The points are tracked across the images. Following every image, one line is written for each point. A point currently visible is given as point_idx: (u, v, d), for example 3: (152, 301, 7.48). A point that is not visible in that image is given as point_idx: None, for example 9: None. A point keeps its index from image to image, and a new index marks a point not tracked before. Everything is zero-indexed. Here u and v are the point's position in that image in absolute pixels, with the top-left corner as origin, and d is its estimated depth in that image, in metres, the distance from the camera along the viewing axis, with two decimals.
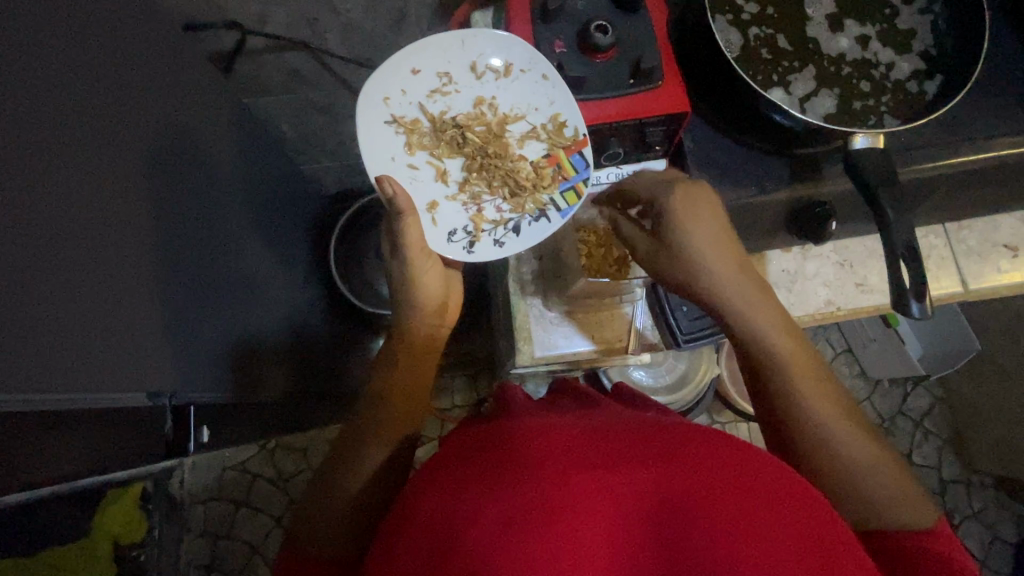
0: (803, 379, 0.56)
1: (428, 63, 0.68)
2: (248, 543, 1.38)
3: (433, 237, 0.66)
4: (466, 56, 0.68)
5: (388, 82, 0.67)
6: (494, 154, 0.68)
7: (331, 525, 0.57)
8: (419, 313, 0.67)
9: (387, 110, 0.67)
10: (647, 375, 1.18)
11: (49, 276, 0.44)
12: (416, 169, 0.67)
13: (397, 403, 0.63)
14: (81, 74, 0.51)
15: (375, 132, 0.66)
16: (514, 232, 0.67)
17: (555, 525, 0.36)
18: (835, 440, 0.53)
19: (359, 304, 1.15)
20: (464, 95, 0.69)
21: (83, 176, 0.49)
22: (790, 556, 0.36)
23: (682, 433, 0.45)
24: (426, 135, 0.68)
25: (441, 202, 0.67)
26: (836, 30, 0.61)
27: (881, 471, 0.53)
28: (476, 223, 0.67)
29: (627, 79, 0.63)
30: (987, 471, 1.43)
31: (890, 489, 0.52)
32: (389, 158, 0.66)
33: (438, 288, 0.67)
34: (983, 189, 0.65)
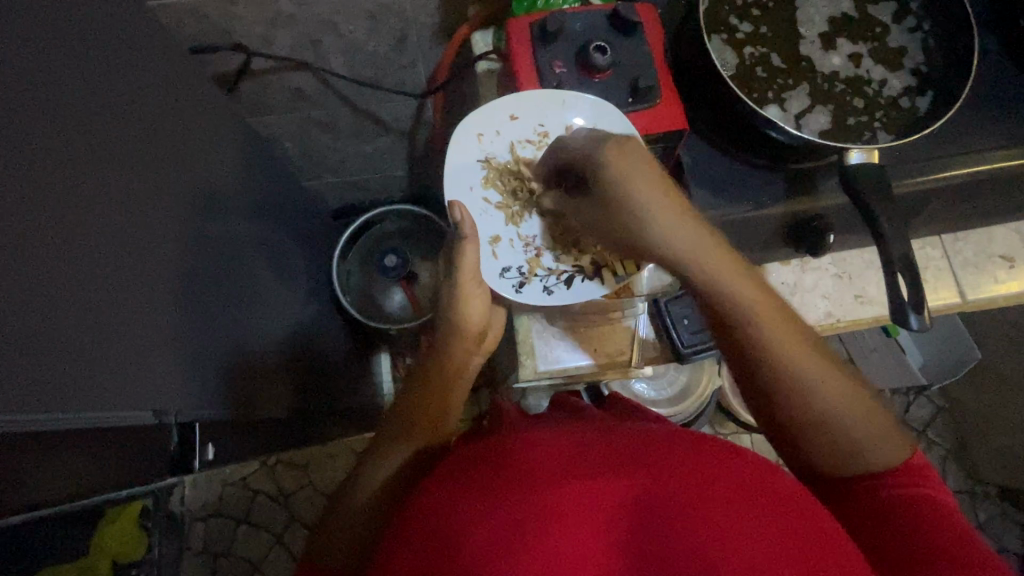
0: (778, 330, 0.52)
1: (533, 112, 0.69)
2: (248, 562, 1.37)
3: (487, 270, 0.68)
4: (566, 113, 0.68)
5: (486, 120, 0.70)
6: (565, 208, 0.70)
7: (337, 534, 0.56)
8: (457, 341, 0.67)
9: (480, 146, 0.70)
10: (648, 388, 1.18)
11: (57, 299, 0.45)
12: (488, 205, 0.70)
13: (420, 419, 0.63)
14: (87, 100, 0.52)
15: (461, 162, 0.70)
16: (566, 284, 0.68)
17: (544, 529, 0.37)
18: (808, 389, 0.51)
19: (361, 319, 1.16)
20: (556, 149, 0.71)
21: (89, 201, 0.50)
22: (778, 553, 0.37)
23: (675, 441, 0.46)
24: (508, 175, 0.71)
25: (502, 238, 0.69)
26: (829, 48, 0.62)
27: (859, 408, 0.51)
28: (531, 266, 0.68)
29: (625, 99, 0.65)
30: (991, 481, 1.43)
31: (863, 423, 0.51)
32: (468, 188, 0.70)
33: (479, 319, 0.67)
34: (977, 201, 0.66)
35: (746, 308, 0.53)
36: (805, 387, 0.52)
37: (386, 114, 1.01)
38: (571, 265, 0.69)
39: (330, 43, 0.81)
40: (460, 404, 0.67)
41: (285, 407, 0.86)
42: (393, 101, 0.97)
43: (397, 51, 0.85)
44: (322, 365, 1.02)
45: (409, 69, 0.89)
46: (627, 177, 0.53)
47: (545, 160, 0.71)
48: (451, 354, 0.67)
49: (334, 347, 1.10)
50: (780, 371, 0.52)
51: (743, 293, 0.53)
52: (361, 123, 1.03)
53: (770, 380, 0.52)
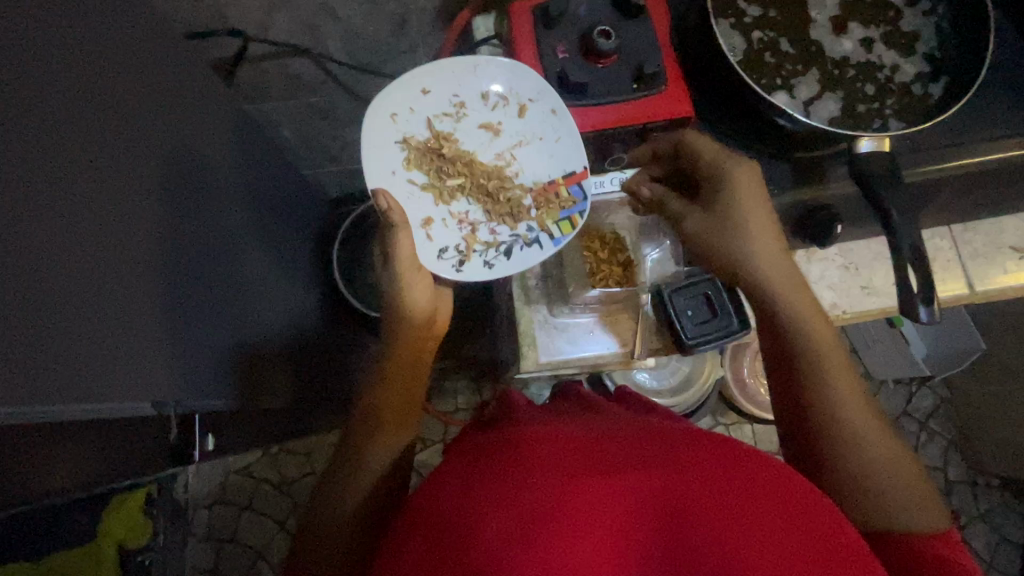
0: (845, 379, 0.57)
1: (441, 87, 0.71)
2: (252, 548, 1.38)
3: (425, 253, 0.69)
4: (476, 84, 0.71)
5: (397, 101, 0.71)
6: (492, 178, 0.72)
7: (338, 529, 0.58)
8: (403, 329, 0.63)
9: (396, 128, 0.71)
10: (650, 378, 1.17)
11: (55, 289, 0.44)
12: (415, 186, 0.71)
13: (386, 414, 0.62)
14: (81, 86, 0.51)
15: (380, 147, 0.70)
16: (504, 255, 0.69)
17: (556, 530, 0.36)
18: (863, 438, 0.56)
19: (361, 308, 1.14)
20: (473, 121, 0.73)
21: (84, 190, 0.49)
22: (791, 560, 0.36)
23: (689, 441, 0.45)
24: (430, 152, 0.71)
25: (434, 219, 0.70)
26: (840, 33, 0.61)
27: (903, 473, 0.55)
28: (468, 243, 0.70)
29: (629, 85, 0.63)
30: (993, 473, 1.42)
31: (903, 483, 0.55)
32: (391, 172, 0.70)
33: (426, 304, 0.64)
34: (988, 191, 0.65)
35: (817, 345, 0.58)
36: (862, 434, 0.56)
37: None
38: (507, 234, 0.70)
39: (329, 28, 0.80)
40: (421, 387, 0.65)
41: (285, 395, 0.86)
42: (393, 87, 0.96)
43: (396, 36, 0.83)
44: (322, 354, 1.03)
45: (408, 55, 0.88)
46: (749, 200, 0.58)
47: (465, 133, 0.73)
48: (399, 346, 0.63)
49: (331, 337, 1.09)
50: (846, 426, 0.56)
51: (834, 359, 0.58)
52: (361, 110, 1.01)
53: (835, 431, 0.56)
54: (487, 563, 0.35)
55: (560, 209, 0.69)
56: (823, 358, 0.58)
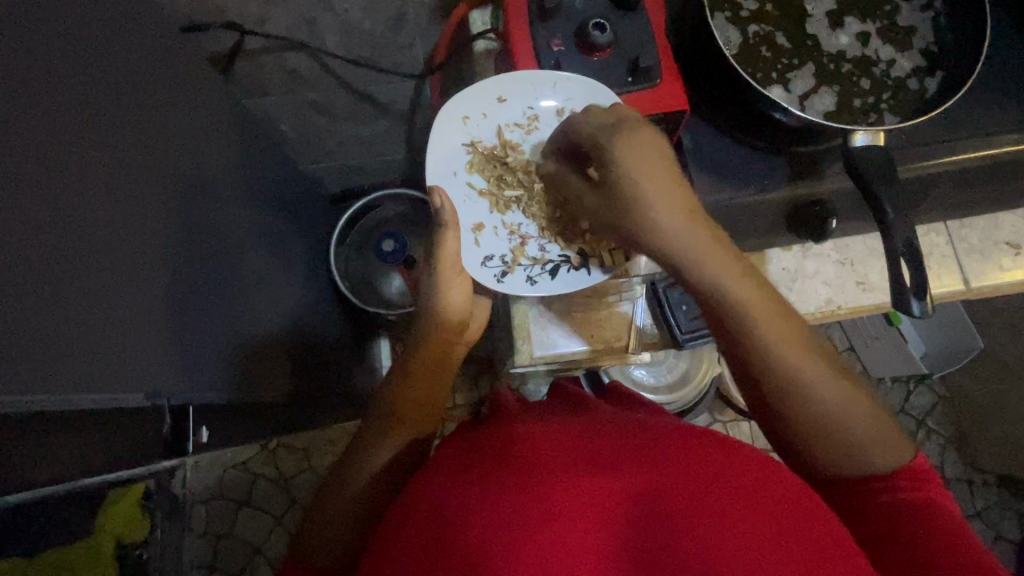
0: (777, 331, 0.51)
1: (520, 97, 0.69)
2: (250, 543, 1.38)
3: (469, 258, 0.68)
4: (553, 98, 0.68)
5: (473, 104, 0.70)
6: (550, 196, 0.70)
7: (333, 525, 0.57)
8: (438, 331, 0.65)
9: (465, 130, 0.71)
10: (647, 374, 1.17)
11: (51, 279, 0.44)
12: (473, 190, 0.70)
13: (408, 412, 0.62)
14: (78, 77, 0.51)
15: (446, 145, 0.70)
16: (550, 275, 0.68)
17: (543, 529, 0.36)
18: (810, 392, 0.50)
19: (357, 303, 1.16)
20: (543, 135, 0.71)
21: (80, 181, 0.49)
22: (777, 559, 0.36)
23: (677, 437, 0.45)
24: (494, 159, 0.71)
25: (486, 226, 0.70)
26: (836, 27, 0.61)
27: (859, 410, 0.50)
28: (514, 255, 0.69)
29: (624, 78, 0.64)
30: (989, 470, 1.43)
31: (863, 430, 0.50)
32: (451, 173, 0.70)
33: (461, 308, 0.66)
34: (984, 187, 0.65)
35: (738, 303, 0.51)
36: (807, 390, 0.50)
37: (383, 95, 0.99)
38: (557, 255, 0.69)
39: (326, 22, 0.80)
40: (442, 391, 0.65)
41: (283, 390, 0.86)
42: (391, 82, 0.95)
43: (394, 31, 0.83)
44: (319, 349, 1.03)
45: (406, 49, 0.88)
46: (640, 170, 0.52)
47: (533, 146, 0.71)
48: (426, 348, 0.64)
49: (331, 334, 1.10)
50: (788, 387, 0.50)
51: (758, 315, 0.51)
52: (359, 105, 1.01)
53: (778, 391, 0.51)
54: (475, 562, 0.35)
55: None
56: (747, 315, 0.51)
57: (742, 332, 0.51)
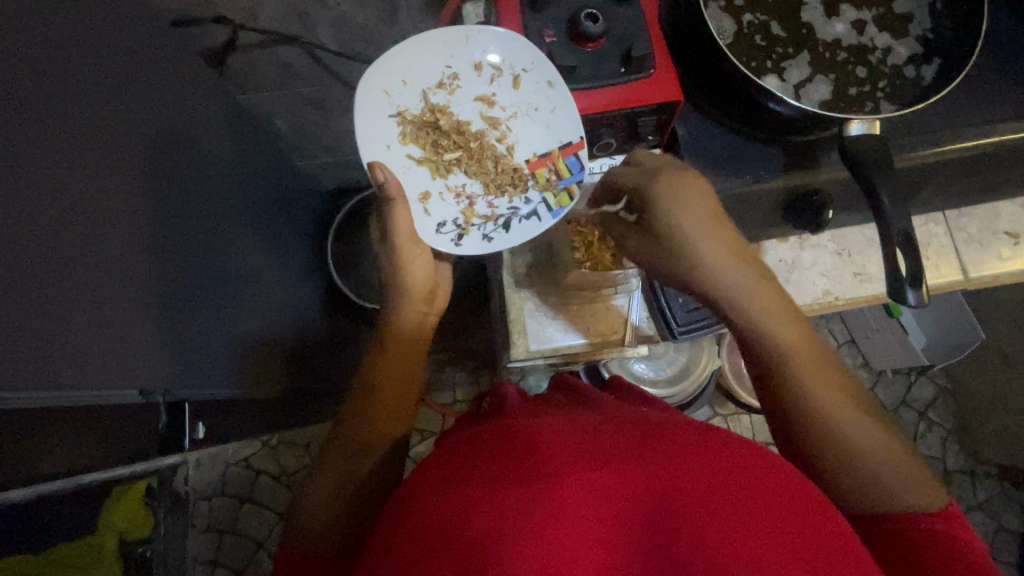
0: (818, 374, 0.54)
1: (430, 58, 0.69)
2: (253, 539, 1.39)
3: (423, 228, 0.68)
4: (469, 53, 0.69)
5: (388, 76, 0.68)
6: (487, 151, 0.71)
7: (323, 520, 0.57)
8: (407, 303, 0.66)
9: (389, 102, 0.69)
10: (647, 368, 1.17)
11: (48, 275, 0.45)
12: (411, 160, 0.69)
13: (382, 401, 0.62)
14: (71, 72, 0.51)
15: (372, 120, 0.68)
16: (504, 229, 0.68)
17: (544, 524, 0.36)
18: (854, 436, 0.52)
19: (354, 298, 1.15)
20: (467, 93, 0.71)
21: (73, 177, 0.49)
22: (780, 557, 0.36)
23: (682, 430, 0.45)
24: (426, 124, 0.70)
25: (431, 194, 0.69)
26: (832, 15, 0.60)
27: (900, 460, 0.52)
28: (467, 217, 0.69)
29: (616, 69, 0.62)
30: (992, 462, 1.42)
31: (902, 477, 0.51)
32: (385, 146, 0.68)
33: (426, 279, 0.66)
34: (983, 176, 0.64)
35: (783, 340, 0.55)
36: (852, 435, 0.52)
37: None
38: (506, 208, 0.70)
39: (320, 16, 0.79)
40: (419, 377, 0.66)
41: (281, 386, 0.86)
42: None
43: (387, 23, 0.82)
44: (319, 345, 1.03)
45: (400, 43, 0.87)
46: (683, 209, 0.56)
47: (460, 105, 0.71)
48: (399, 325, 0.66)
49: (328, 331, 1.10)
50: (834, 429, 0.53)
51: (797, 358, 0.55)
52: (354, 100, 1.01)
53: (817, 435, 0.53)
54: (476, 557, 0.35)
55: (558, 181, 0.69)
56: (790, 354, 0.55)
57: (787, 374, 0.55)
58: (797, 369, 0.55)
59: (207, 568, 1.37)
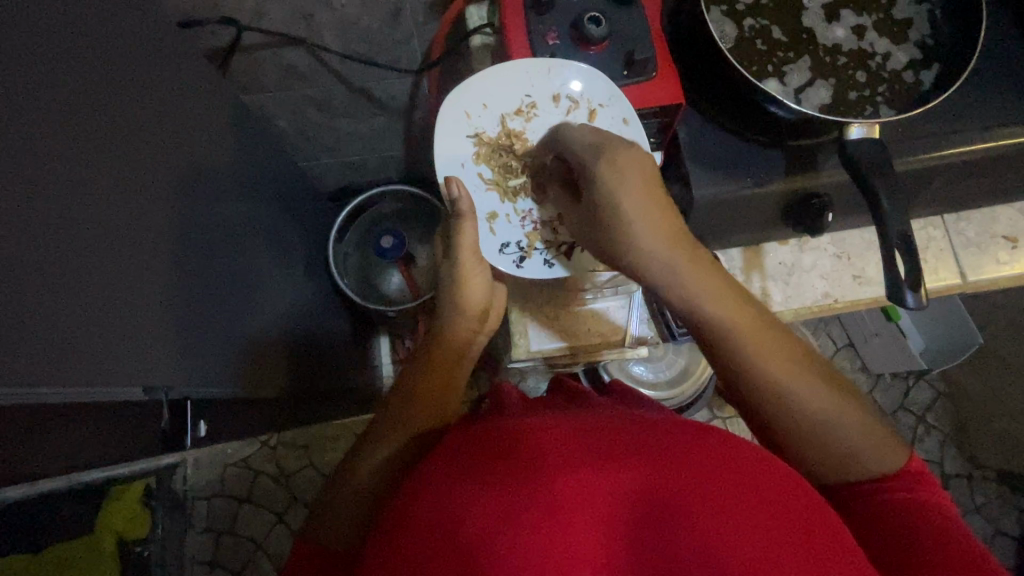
0: (760, 344, 0.55)
1: (514, 84, 0.69)
2: (252, 540, 1.39)
3: (486, 249, 0.69)
4: (550, 84, 0.68)
5: (469, 98, 0.69)
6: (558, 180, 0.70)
7: (338, 523, 0.57)
8: (460, 317, 0.68)
9: (468, 123, 0.70)
10: (647, 370, 1.18)
11: (54, 273, 0.45)
12: (481, 181, 0.70)
13: (422, 403, 0.63)
14: (78, 72, 0.52)
15: (449, 138, 0.70)
16: (567, 257, 0.68)
17: (542, 521, 0.36)
18: (800, 403, 0.53)
19: (357, 299, 1.17)
20: (544, 121, 0.70)
21: (77, 174, 0.49)
22: (773, 560, 0.36)
23: (683, 430, 0.45)
24: (501, 148, 0.70)
25: (498, 215, 0.69)
26: (833, 20, 0.61)
27: (853, 422, 0.53)
28: (529, 241, 0.69)
29: (620, 72, 0.64)
30: (990, 466, 1.43)
31: (856, 439, 0.53)
32: (459, 164, 0.70)
33: (479, 299, 0.68)
34: (981, 180, 0.65)
35: (713, 310, 0.56)
36: (801, 404, 0.54)
37: (381, 91, 0.99)
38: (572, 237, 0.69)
39: (323, 18, 0.80)
40: (457, 387, 0.67)
41: (282, 386, 0.86)
42: (389, 78, 0.96)
43: (391, 26, 0.83)
44: (320, 346, 1.03)
45: (404, 44, 0.88)
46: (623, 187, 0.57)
47: (535, 132, 0.71)
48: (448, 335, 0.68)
49: (330, 330, 1.10)
50: (780, 396, 0.54)
51: (738, 332, 0.55)
52: (357, 102, 1.01)
53: (765, 405, 0.55)
54: (477, 554, 0.36)
55: None
56: (725, 325, 0.56)
57: (724, 345, 0.56)
58: (736, 340, 0.55)
59: (205, 568, 1.36)
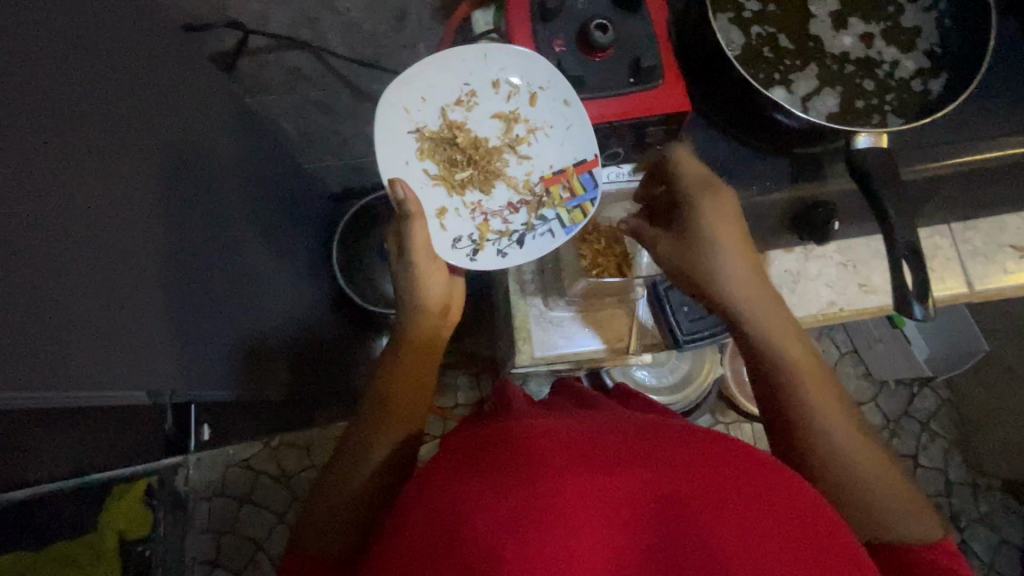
0: (808, 380, 0.57)
1: (449, 76, 0.69)
2: (253, 540, 1.38)
3: (439, 243, 0.67)
4: (486, 72, 0.68)
5: (406, 94, 0.68)
6: (499, 167, 0.70)
7: (337, 526, 0.57)
8: (422, 315, 0.67)
9: (408, 119, 0.68)
10: (649, 375, 1.17)
11: (57, 276, 0.45)
12: (427, 177, 0.68)
13: (399, 402, 0.63)
14: (81, 75, 0.52)
15: (392, 137, 0.68)
16: (518, 244, 0.68)
17: (548, 527, 0.36)
18: (843, 452, 0.54)
19: (360, 302, 1.17)
20: (484, 110, 0.70)
21: (81, 178, 0.49)
22: (777, 561, 0.36)
23: (685, 434, 0.45)
24: (444, 141, 0.69)
25: (447, 209, 0.68)
26: (840, 28, 0.60)
27: (889, 482, 0.54)
28: (482, 232, 0.69)
29: (626, 78, 0.63)
30: (995, 474, 1.42)
31: (894, 501, 0.53)
32: (402, 163, 0.68)
33: (443, 292, 0.67)
34: (989, 189, 0.64)
35: (770, 341, 0.58)
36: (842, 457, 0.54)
37: (386, 94, 0.99)
38: (520, 223, 0.69)
39: (329, 21, 0.80)
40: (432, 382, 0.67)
41: (283, 387, 0.86)
42: (394, 81, 0.96)
43: (396, 29, 0.83)
44: (322, 347, 1.03)
45: (409, 49, 0.88)
46: (716, 213, 0.57)
47: (476, 121, 0.70)
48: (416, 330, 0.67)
49: (333, 330, 1.11)
50: (824, 441, 0.55)
51: (796, 365, 0.57)
52: (362, 104, 1.01)
53: (808, 453, 0.55)
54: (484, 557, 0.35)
55: (568, 198, 0.69)
56: (783, 353, 0.58)
57: (778, 375, 0.58)
58: (790, 375, 0.57)
59: (206, 568, 1.36)
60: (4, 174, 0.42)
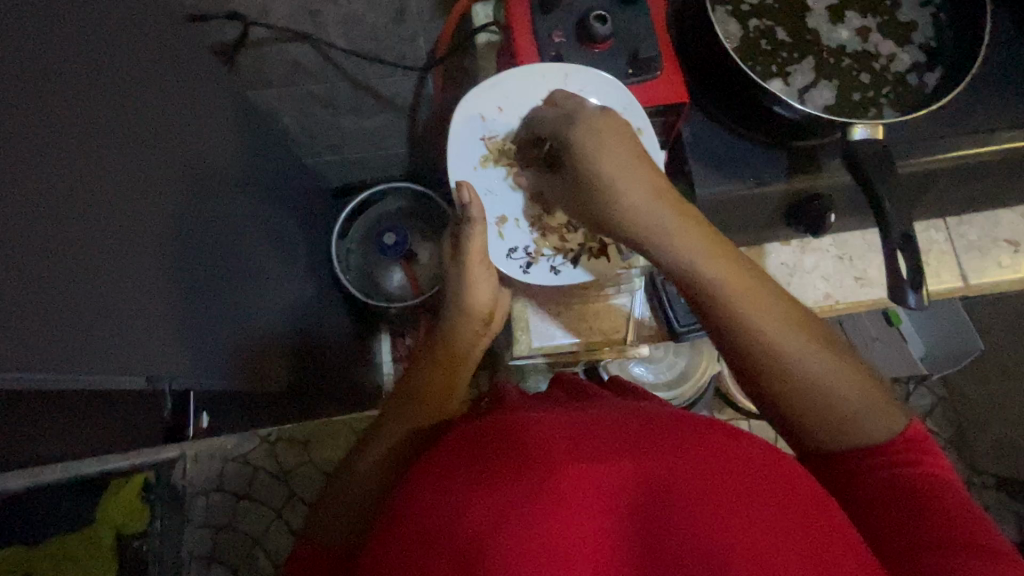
0: (755, 304, 0.52)
1: (529, 88, 0.67)
2: (250, 536, 1.40)
3: (494, 252, 0.68)
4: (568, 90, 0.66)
5: (486, 99, 0.69)
6: None
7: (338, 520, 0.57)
8: (465, 322, 0.69)
9: (483, 125, 0.69)
10: (646, 371, 1.17)
11: (62, 260, 0.46)
12: (493, 185, 0.69)
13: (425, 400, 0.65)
14: (86, 62, 0.52)
15: (463, 139, 0.69)
16: (573, 264, 0.68)
17: (543, 515, 0.36)
18: (801, 375, 0.51)
19: (359, 296, 1.17)
20: None
21: (84, 163, 0.50)
22: (775, 554, 0.36)
23: (687, 424, 0.44)
24: (513, 153, 0.69)
25: (508, 220, 0.69)
26: (836, 22, 0.61)
27: (853, 383, 0.51)
28: (537, 246, 0.68)
29: (624, 70, 0.64)
30: (990, 472, 1.43)
31: (861, 402, 0.51)
32: (471, 167, 0.69)
33: (485, 301, 0.69)
34: (983, 182, 0.65)
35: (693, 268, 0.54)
36: (801, 378, 0.51)
37: (386, 88, 1.00)
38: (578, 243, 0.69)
39: (330, 14, 0.80)
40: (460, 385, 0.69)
41: (283, 380, 0.87)
42: (394, 75, 0.96)
43: (397, 23, 0.83)
44: (321, 341, 1.04)
45: (409, 42, 0.88)
46: (600, 150, 0.57)
47: None
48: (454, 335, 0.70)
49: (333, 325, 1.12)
50: (774, 367, 0.52)
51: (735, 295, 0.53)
52: (362, 99, 1.02)
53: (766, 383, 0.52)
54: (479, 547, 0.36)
55: None
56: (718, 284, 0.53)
57: (718, 308, 0.53)
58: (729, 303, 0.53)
59: (204, 563, 1.36)
60: (12, 156, 0.42)
